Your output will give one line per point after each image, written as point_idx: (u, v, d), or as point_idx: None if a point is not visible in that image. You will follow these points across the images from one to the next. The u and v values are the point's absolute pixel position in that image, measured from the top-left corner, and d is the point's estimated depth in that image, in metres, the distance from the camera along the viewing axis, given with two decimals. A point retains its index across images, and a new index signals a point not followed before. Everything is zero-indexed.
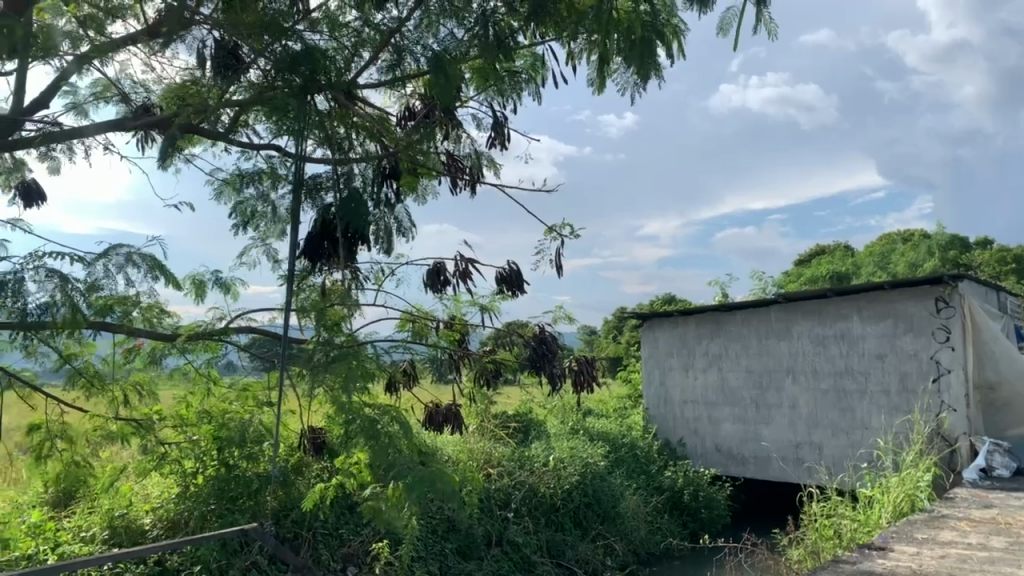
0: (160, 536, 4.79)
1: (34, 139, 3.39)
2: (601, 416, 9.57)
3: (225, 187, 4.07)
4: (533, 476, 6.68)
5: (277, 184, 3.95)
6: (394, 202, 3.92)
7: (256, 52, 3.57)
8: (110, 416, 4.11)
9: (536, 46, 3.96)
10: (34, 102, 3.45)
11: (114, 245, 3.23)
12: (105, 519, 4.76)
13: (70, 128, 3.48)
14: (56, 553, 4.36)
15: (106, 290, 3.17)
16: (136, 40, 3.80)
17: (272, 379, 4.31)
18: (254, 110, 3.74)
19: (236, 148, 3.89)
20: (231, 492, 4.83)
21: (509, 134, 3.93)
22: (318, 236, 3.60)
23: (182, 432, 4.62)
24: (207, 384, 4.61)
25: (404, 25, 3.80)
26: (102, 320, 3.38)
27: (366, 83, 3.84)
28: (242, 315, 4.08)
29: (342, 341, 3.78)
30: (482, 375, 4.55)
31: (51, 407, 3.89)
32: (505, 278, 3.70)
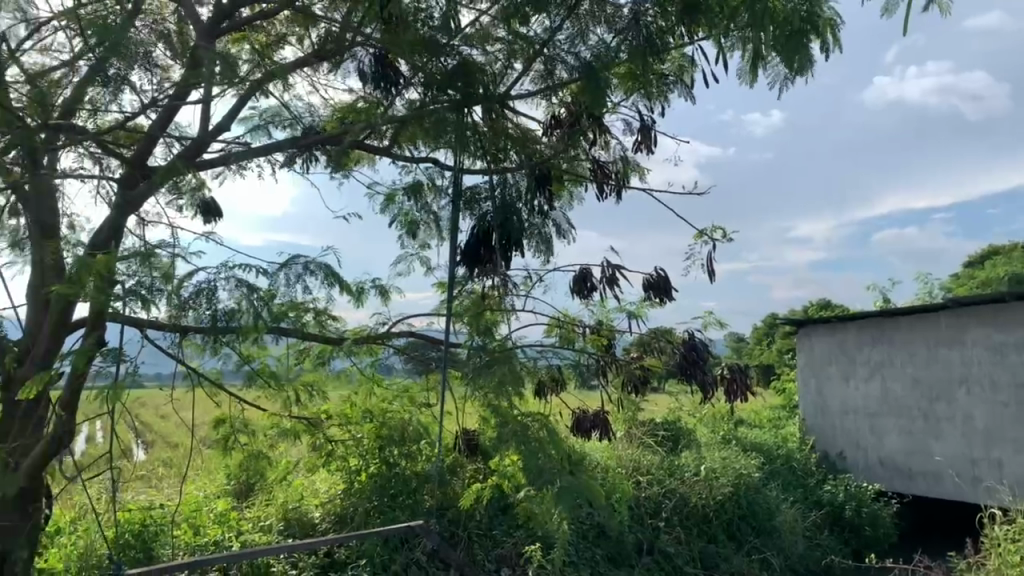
0: (329, 530, 5.10)
1: (223, 158, 3.76)
2: (753, 426, 9.25)
3: (384, 200, 4.28)
4: (684, 485, 6.55)
5: (434, 196, 4.13)
6: (548, 209, 3.93)
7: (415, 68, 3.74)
8: (285, 413, 4.41)
9: (685, 48, 3.91)
10: (220, 126, 3.79)
11: (294, 255, 3.45)
12: (280, 511, 5.11)
13: (250, 148, 3.80)
14: (240, 540, 4.70)
15: (283, 297, 3.39)
16: (306, 63, 4.10)
17: (429, 381, 4.49)
18: (411, 127, 3.85)
19: (397, 162, 4.13)
20: (393, 489, 5.13)
21: (657, 138, 3.91)
22: (475, 243, 3.72)
23: (347, 431, 4.90)
24: (370, 386, 4.81)
25: (556, 35, 3.86)
26: (279, 326, 3.63)
27: (520, 95, 3.93)
28: (402, 319, 4.29)
29: (494, 347, 3.88)
30: (630, 381, 4.42)
31: (233, 406, 4.22)
32: (653, 284, 3.72)
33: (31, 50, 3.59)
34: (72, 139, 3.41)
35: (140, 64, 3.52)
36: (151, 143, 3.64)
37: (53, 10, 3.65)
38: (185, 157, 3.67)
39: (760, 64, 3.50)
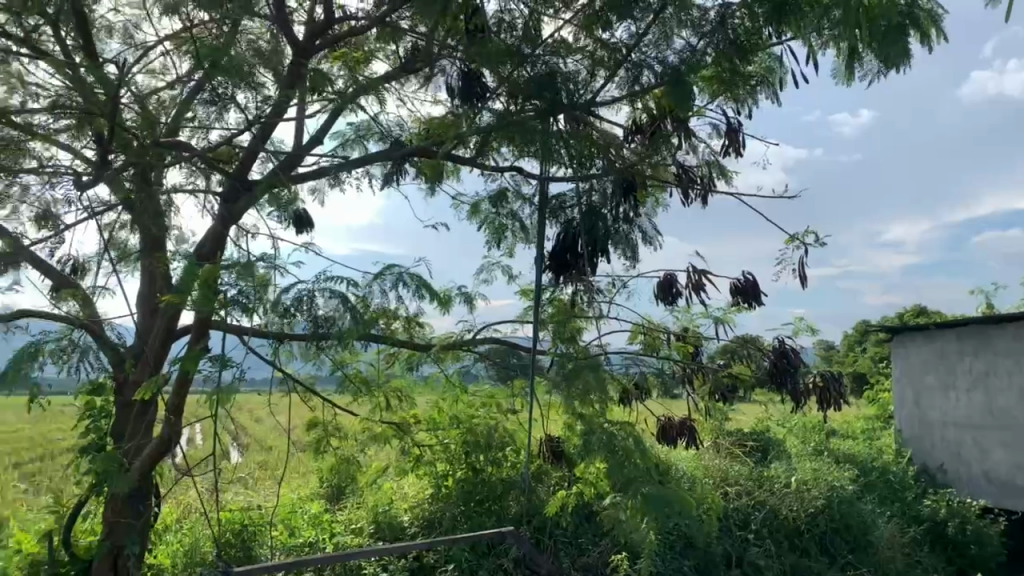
0: (417, 533, 5.12)
1: (317, 171, 3.89)
2: (846, 437, 8.93)
3: (470, 209, 4.36)
4: (774, 497, 6.38)
5: (519, 203, 4.17)
6: (634, 217, 3.91)
7: (500, 78, 3.80)
8: (375, 418, 4.52)
9: (773, 48, 3.83)
10: (313, 139, 3.93)
11: (388, 265, 3.53)
12: (371, 514, 5.23)
13: (343, 161, 3.93)
14: (332, 541, 4.84)
15: (377, 304, 3.48)
16: (393, 77, 4.21)
17: (514, 388, 4.53)
18: (499, 135, 3.91)
19: (482, 171, 4.20)
20: (479, 495, 5.21)
21: (744, 141, 3.83)
22: (562, 249, 3.76)
23: (435, 436, 5.00)
24: (456, 392, 4.87)
25: (641, 40, 3.81)
26: (371, 332, 3.72)
27: (608, 101, 3.91)
28: (487, 326, 4.34)
29: (579, 354, 3.88)
30: (718, 390, 4.40)
31: (327, 410, 4.36)
32: (742, 290, 3.64)
33: (141, 73, 3.81)
34: (180, 157, 3.60)
35: (245, 88, 3.71)
36: (251, 157, 3.80)
37: (161, 35, 3.86)
38: (282, 170, 3.83)
39: (853, 62, 3.40)
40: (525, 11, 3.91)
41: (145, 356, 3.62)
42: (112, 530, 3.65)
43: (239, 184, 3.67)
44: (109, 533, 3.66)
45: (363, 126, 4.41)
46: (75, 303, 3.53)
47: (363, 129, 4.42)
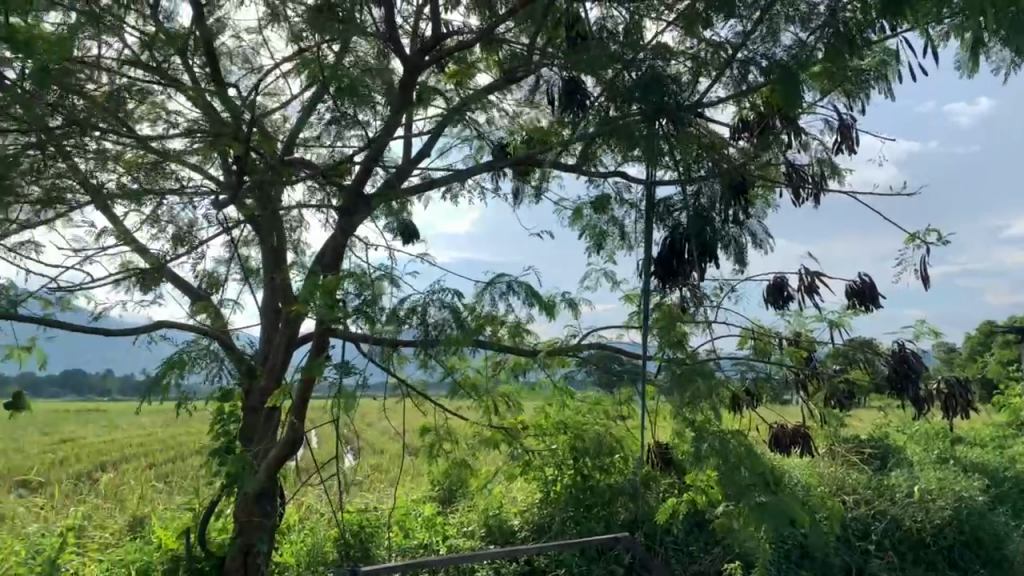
0: (528, 537, 5.23)
1: (426, 183, 4.01)
2: (974, 445, 8.43)
3: (572, 215, 4.37)
4: (896, 506, 6.10)
5: (624, 208, 4.16)
6: (745, 219, 3.82)
7: (602, 84, 3.81)
8: (486, 423, 4.58)
9: (888, 40, 3.69)
10: (421, 152, 4.05)
11: (498, 273, 3.60)
12: (481, 518, 5.31)
13: (450, 172, 4.03)
14: (446, 544, 4.96)
15: (488, 311, 3.56)
16: (497, 87, 4.28)
17: (620, 394, 4.52)
18: (603, 140, 3.90)
19: (586, 177, 4.21)
20: (588, 500, 5.23)
21: (858, 137, 3.71)
22: (667, 254, 3.71)
23: (543, 441, 5.04)
24: (564, 397, 4.89)
25: (749, 38, 3.74)
26: (480, 340, 3.79)
27: (714, 102, 3.85)
28: (593, 331, 4.35)
29: (687, 359, 3.84)
30: (833, 396, 4.24)
31: (438, 415, 4.46)
32: (857, 293, 3.52)
33: (262, 96, 4.02)
34: (299, 175, 3.78)
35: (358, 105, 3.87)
36: (365, 172, 3.95)
37: (279, 59, 4.07)
38: (385, 185, 3.96)
39: (977, 52, 3.24)
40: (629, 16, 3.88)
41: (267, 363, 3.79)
42: (243, 529, 3.86)
43: (351, 199, 3.82)
44: (240, 532, 3.87)
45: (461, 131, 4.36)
46: (207, 315, 3.75)
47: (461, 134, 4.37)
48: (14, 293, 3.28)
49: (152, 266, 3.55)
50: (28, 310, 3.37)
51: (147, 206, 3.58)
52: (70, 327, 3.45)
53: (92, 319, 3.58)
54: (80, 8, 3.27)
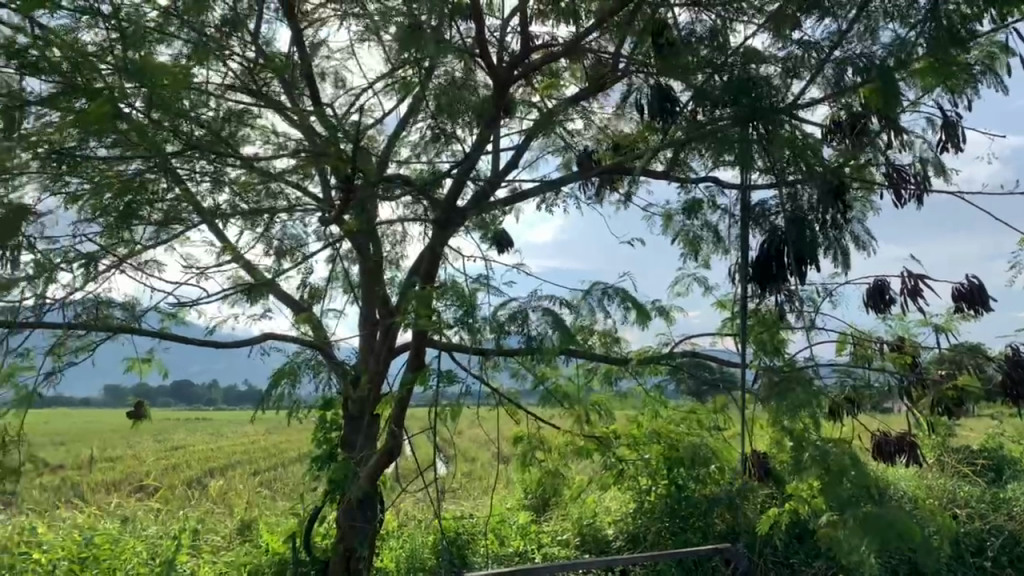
0: (623, 548, 5.16)
1: (520, 193, 4.07)
2: None
3: (663, 221, 4.33)
4: (1013, 522, 5.75)
5: (717, 214, 4.10)
6: (846, 221, 3.74)
7: (691, 88, 3.75)
8: (578, 431, 4.55)
9: (996, 31, 3.53)
10: (511, 163, 4.10)
11: (593, 280, 3.61)
12: (576, 527, 5.31)
13: (538, 182, 4.06)
14: (542, 552, 4.99)
15: (586, 320, 3.57)
16: (586, 96, 4.30)
17: (716, 402, 4.45)
18: (694, 146, 3.86)
19: (676, 182, 4.16)
20: (684, 511, 5.13)
21: (964, 134, 3.54)
22: (765, 259, 3.64)
23: (636, 451, 5.00)
24: (657, 406, 4.84)
25: (845, 36, 3.65)
26: (573, 347, 3.80)
27: (809, 103, 3.74)
28: (687, 338, 4.29)
29: (785, 367, 3.75)
30: (941, 405, 4.03)
31: (531, 423, 4.49)
32: (966, 296, 3.36)
33: (358, 115, 4.15)
34: (395, 190, 3.89)
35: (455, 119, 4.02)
36: (457, 184, 4.03)
37: (371, 78, 4.20)
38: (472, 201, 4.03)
39: None
40: (717, 21, 3.92)
41: (367, 372, 3.95)
42: (347, 534, 3.98)
43: (445, 213, 3.90)
44: (342, 537, 4.00)
45: (549, 140, 4.38)
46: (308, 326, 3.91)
47: (549, 144, 4.37)
48: (137, 310, 3.41)
49: (258, 280, 3.75)
50: (148, 324, 3.52)
51: (260, 225, 3.80)
52: (185, 340, 3.60)
53: (206, 333, 3.68)
54: (188, 38, 3.46)
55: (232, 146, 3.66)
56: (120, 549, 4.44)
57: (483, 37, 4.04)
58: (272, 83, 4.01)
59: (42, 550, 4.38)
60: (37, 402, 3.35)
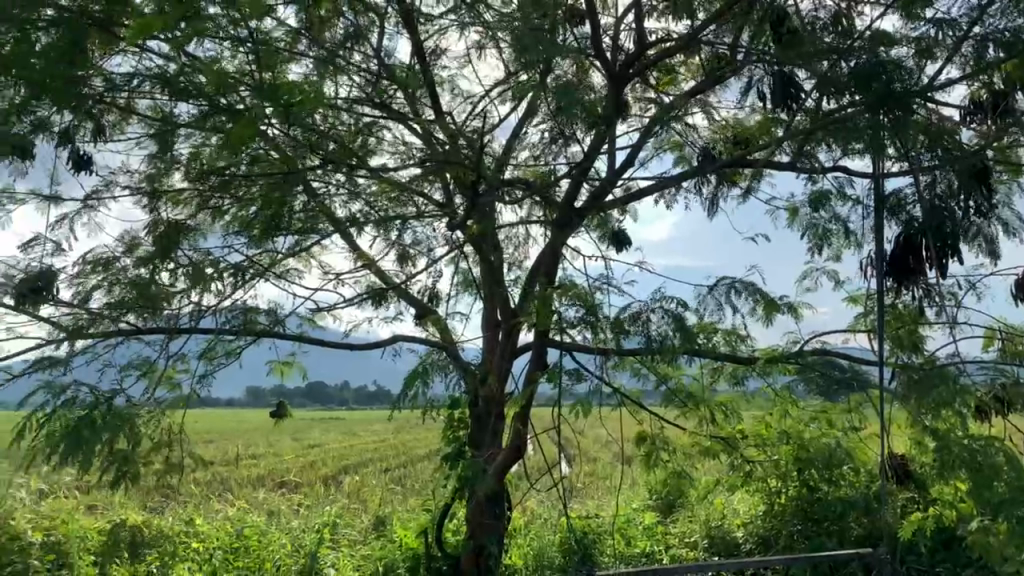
0: (753, 551, 5.02)
1: (639, 192, 4.06)
2: None
3: (787, 215, 4.21)
4: None
5: (847, 205, 3.95)
6: (990, 209, 3.52)
7: (814, 77, 3.65)
8: (703, 431, 4.49)
9: None
10: (628, 163, 4.11)
11: (718, 278, 3.56)
12: (705, 528, 5.25)
13: (656, 180, 4.04)
14: (669, 554, 4.99)
15: (711, 320, 3.52)
16: (703, 91, 4.25)
17: (849, 400, 4.28)
18: (819, 136, 3.74)
19: (801, 175, 4.03)
20: (817, 514, 4.93)
21: None
22: (901, 252, 3.47)
23: (764, 451, 4.89)
24: (786, 406, 4.73)
25: (986, 11, 3.42)
26: (698, 347, 3.75)
27: (945, 85, 3.55)
28: (817, 335, 4.14)
29: (925, 363, 3.57)
30: None
31: (653, 423, 4.40)
32: None
33: (476, 121, 4.30)
34: (515, 194, 3.97)
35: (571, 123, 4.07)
36: (576, 185, 4.06)
37: (489, 85, 4.34)
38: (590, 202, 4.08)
39: None
40: (841, 5, 3.89)
41: (493, 371, 4.06)
42: (478, 530, 4.09)
43: (564, 214, 3.94)
44: (472, 533, 4.11)
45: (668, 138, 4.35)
46: (434, 328, 4.04)
47: (668, 142, 4.35)
48: (278, 314, 3.65)
49: (386, 285, 3.92)
50: (288, 328, 3.74)
51: (396, 232, 3.99)
52: (323, 342, 3.87)
53: (341, 335, 3.96)
54: (319, 58, 3.69)
55: (362, 157, 3.86)
56: (268, 540, 4.74)
57: (600, 42, 4.11)
58: (396, 95, 4.20)
59: (201, 540, 4.75)
60: (191, 404, 3.53)
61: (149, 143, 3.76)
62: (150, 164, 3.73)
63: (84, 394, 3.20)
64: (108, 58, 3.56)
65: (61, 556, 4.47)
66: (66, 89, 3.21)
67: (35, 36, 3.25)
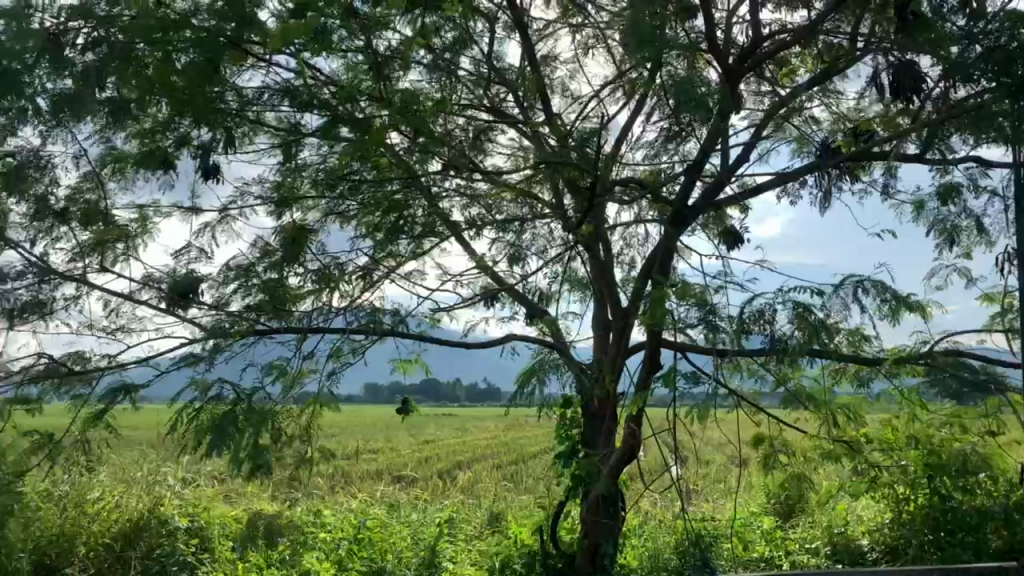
0: (881, 560, 4.84)
1: (754, 189, 3.98)
2: None
3: (914, 209, 4.02)
4: None
5: (982, 198, 3.73)
6: None
7: (944, 63, 3.47)
8: (825, 435, 4.34)
9: None
10: (744, 159, 4.03)
11: (845, 275, 3.45)
12: (826, 535, 5.11)
13: (773, 176, 3.94)
14: (790, 559, 4.88)
15: (837, 318, 3.41)
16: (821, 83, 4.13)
17: (987, 405, 4.07)
18: (950, 125, 3.55)
19: (931, 167, 3.83)
20: (951, 525, 4.66)
21: None
22: None
23: (892, 456, 4.69)
24: (915, 410, 4.54)
25: None
26: (822, 348, 3.62)
27: None
28: (948, 335, 3.92)
29: None
30: None
31: (773, 425, 4.30)
32: None
33: (587, 121, 4.34)
34: (627, 194, 3.97)
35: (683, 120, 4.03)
36: (690, 183, 4.01)
37: (599, 84, 4.37)
38: (702, 200, 4.03)
39: None
40: None
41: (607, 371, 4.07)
42: (593, 529, 4.10)
43: (677, 213, 3.90)
44: (586, 532, 4.13)
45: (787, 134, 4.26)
46: (547, 327, 4.08)
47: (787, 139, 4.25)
48: (400, 315, 3.78)
49: (500, 286, 3.99)
50: (409, 328, 3.89)
51: (511, 233, 4.06)
52: (441, 342, 4.01)
53: (462, 333, 4.12)
54: (435, 66, 3.82)
55: (475, 161, 3.95)
56: (390, 533, 4.94)
57: (713, 37, 4.04)
58: (507, 98, 4.29)
59: (329, 530, 5.00)
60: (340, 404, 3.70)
61: (276, 152, 3.91)
62: (280, 174, 3.95)
63: (227, 392, 3.39)
64: (239, 72, 3.74)
65: (204, 540, 4.86)
66: (205, 104, 3.47)
67: (176, 56, 3.38)
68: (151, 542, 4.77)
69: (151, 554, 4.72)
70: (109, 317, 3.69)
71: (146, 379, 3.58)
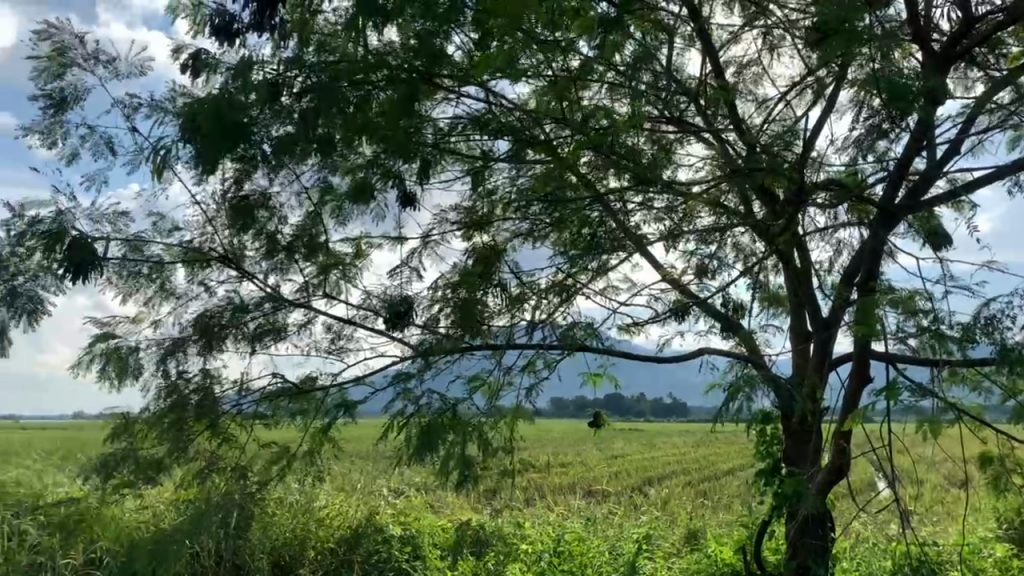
0: None
1: (969, 184, 3.67)
2: None
3: None
4: None
5: None
6: None
7: None
8: None
9: None
10: (956, 152, 3.73)
11: None
12: None
13: (992, 168, 3.61)
14: None
15: None
16: None
17: None
18: None
19: None
20: None
21: None
22: None
23: None
24: None
25: None
26: None
27: None
28: None
29: None
30: None
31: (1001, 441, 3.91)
32: None
33: (775, 125, 4.20)
34: (824, 198, 3.79)
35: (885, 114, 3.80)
36: (895, 181, 3.76)
37: (785, 84, 4.23)
38: (909, 198, 3.76)
39: None
40: None
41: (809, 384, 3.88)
42: (800, 551, 3.93)
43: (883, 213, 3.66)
44: (794, 553, 3.96)
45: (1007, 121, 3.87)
46: (742, 340, 3.98)
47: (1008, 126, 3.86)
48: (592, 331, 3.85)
49: (691, 300, 3.95)
50: (601, 343, 3.95)
51: (701, 245, 4.00)
52: (632, 355, 4.03)
53: (652, 349, 4.11)
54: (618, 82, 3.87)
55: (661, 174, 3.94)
56: (589, 548, 5.00)
57: (914, 24, 3.79)
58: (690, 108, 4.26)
59: (530, 541, 5.14)
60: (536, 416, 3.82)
61: (467, 178, 4.11)
62: (471, 198, 4.16)
63: (434, 401, 3.74)
64: (432, 105, 3.95)
65: (416, 548, 5.17)
66: (404, 137, 3.69)
67: (372, 93, 3.69)
68: (369, 547, 5.16)
69: (370, 558, 5.11)
70: (330, 339, 4.05)
71: (363, 396, 3.91)
